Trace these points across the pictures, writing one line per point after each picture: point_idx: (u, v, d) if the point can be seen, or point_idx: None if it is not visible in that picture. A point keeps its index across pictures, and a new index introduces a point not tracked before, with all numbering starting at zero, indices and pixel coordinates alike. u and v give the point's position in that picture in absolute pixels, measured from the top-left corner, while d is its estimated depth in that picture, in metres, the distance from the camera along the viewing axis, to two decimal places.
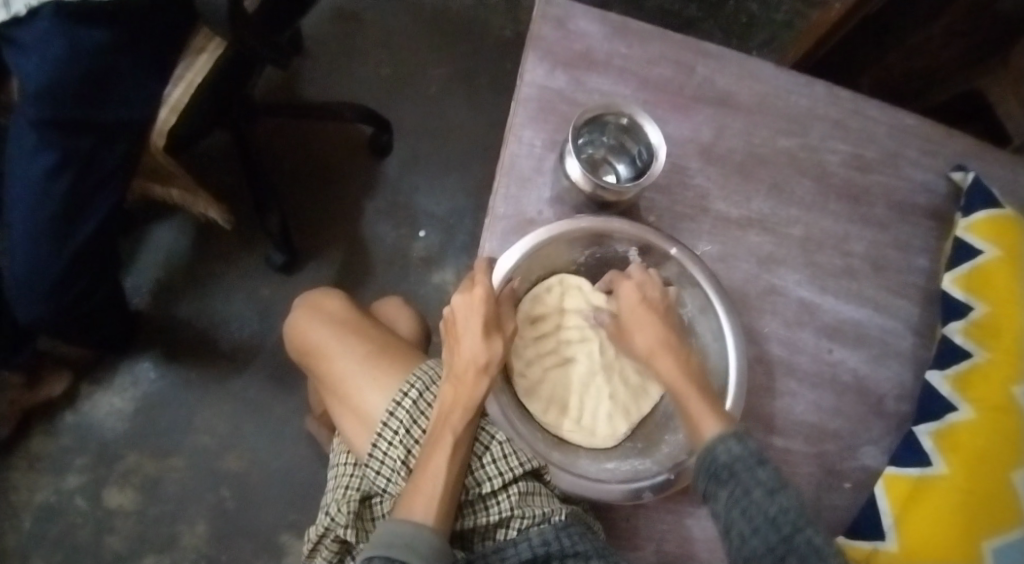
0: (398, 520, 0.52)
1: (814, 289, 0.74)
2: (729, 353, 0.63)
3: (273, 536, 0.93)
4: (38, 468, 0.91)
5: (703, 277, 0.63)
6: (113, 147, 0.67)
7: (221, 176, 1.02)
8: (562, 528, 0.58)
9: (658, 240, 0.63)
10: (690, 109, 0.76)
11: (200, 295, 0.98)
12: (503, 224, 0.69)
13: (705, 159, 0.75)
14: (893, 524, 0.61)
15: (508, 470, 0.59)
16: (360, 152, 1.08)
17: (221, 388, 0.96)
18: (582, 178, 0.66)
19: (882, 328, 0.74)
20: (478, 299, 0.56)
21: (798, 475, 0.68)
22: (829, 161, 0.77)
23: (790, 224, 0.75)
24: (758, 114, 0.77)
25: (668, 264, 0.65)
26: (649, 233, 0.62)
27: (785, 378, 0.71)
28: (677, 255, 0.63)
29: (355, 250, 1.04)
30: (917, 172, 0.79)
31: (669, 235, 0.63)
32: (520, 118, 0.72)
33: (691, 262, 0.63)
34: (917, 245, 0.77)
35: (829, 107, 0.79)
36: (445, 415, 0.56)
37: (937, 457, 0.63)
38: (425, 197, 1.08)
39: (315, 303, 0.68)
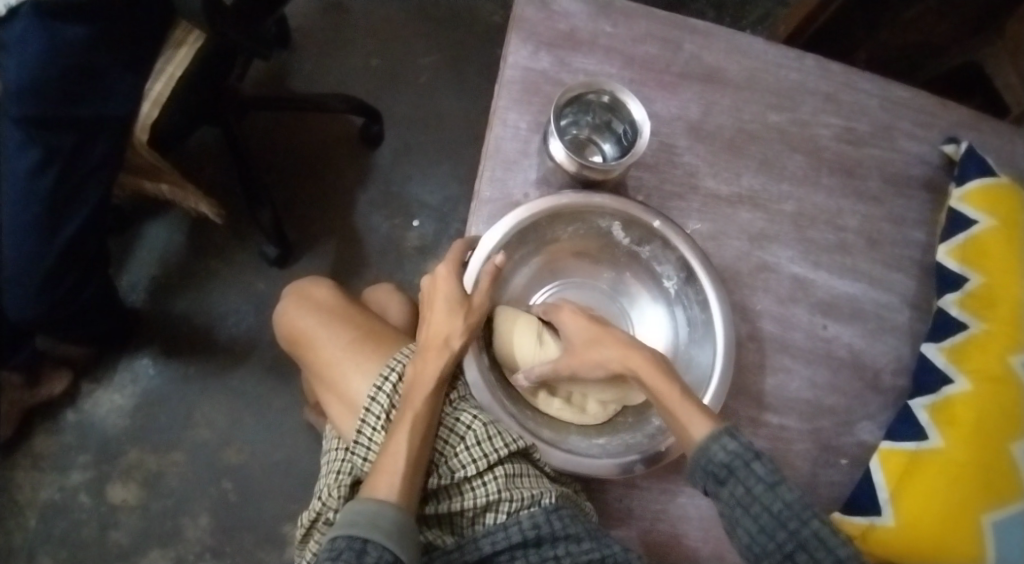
0: (361, 498, 0.52)
1: (807, 264, 0.73)
2: (716, 326, 0.62)
3: (275, 526, 0.93)
4: (42, 466, 0.92)
5: (690, 250, 0.63)
6: (97, 142, 0.67)
7: (213, 170, 1.03)
8: (553, 512, 0.57)
9: (640, 214, 0.62)
10: (678, 86, 0.75)
11: (194, 291, 0.99)
12: (490, 207, 0.69)
13: (694, 136, 0.74)
14: (888, 499, 0.61)
15: (493, 451, 0.57)
16: (351, 144, 1.08)
17: (220, 382, 0.97)
18: (565, 159, 0.66)
19: (878, 302, 0.73)
20: (443, 277, 0.59)
21: (793, 452, 0.68)
22: (820, 135, 0.76)
23: (782, 200, 0.74)
24: (747, 90, 0.76)
25: (653, 237, 0.64)
26: (631, 206, 0.62)
27: (779, 355, 0.70)
28: (661, 228, 0.63)
29: (349, 242, 1.04)
30: (911, 144, 0.78)
31: (651, 208, 0.62)
32: (504, 101, 0.72)
33: (675, 236, 0.63)
34: (912, 217, 0.76)
35: (820, 80, 0.78)
36: (411, 391, 0.57)
37: (933, 430, 0.62)
38: (417, 186, 1.08)
39: (303, 292, 0.68)
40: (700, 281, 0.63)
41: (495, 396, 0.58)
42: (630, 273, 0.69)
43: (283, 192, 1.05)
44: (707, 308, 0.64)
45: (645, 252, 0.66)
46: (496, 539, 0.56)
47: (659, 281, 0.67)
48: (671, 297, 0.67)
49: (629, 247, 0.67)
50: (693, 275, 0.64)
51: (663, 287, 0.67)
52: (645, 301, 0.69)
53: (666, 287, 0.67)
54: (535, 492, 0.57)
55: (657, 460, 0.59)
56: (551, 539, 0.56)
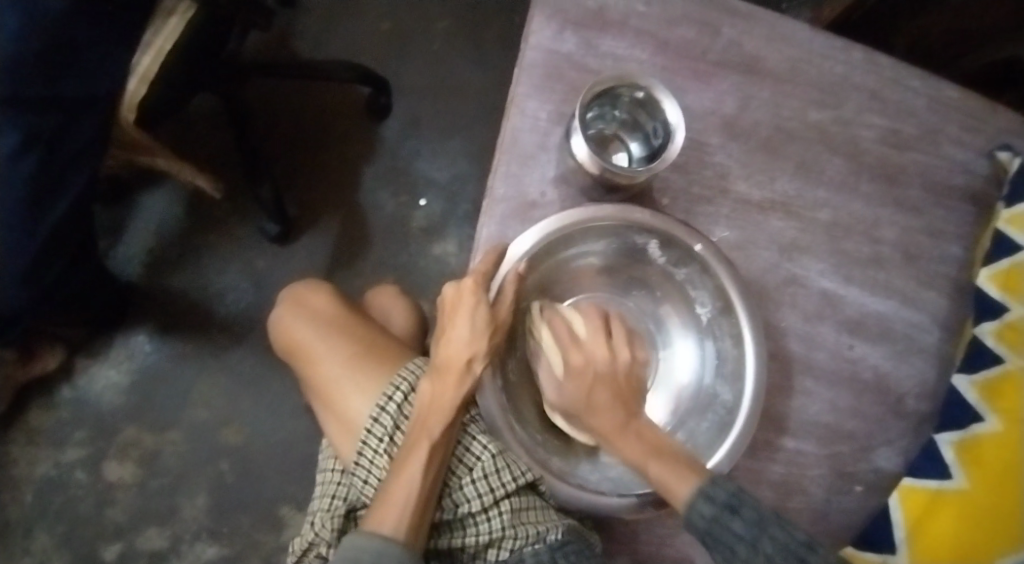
0: (367, 532, 0.50)
1: (839, 279, 0.68)
2: (749, 361, 0.59)
3: (273, 507, 0.92)
4: (37, 441, 0.90)
5: (729, 279, 0.58)
6: (80, 122, 0.62)
7: (211, 134, 0.97)
8: (557, 549, 0.54)
9: (680, 234, 0.57)
10: (713, 76, 0.69)
11: (192, 264, 0.95)
12: (503, 207, 0.64)
13: (728, 134, 0.68)
14: (905, 538, 0.60)
15: (499, 486, 0.54)
16: (359, 112, 1.02)
17: (218, 360, 0.94)
18: (588, 159, 0.61)
19: (908, 322, 0.69)
20: (467, 291, 0.54)
21: (809, 478, 0.65)
22: (863, 137, 0.70)
23: (817, 208, 0.69)
24: (788, 83, 0.70)
25: (690, 260, 0.59)
26: (674, 227, 0.57)
27: (802, 376, 0.67)
28: (702, 253, 0.58)
29: (353, 217, 0.99)
30: (959, 150, 0.72)
31: (695, 232, 0.57)
32: (524, 88, 0.66)
33: (714, 260, 0.58)
34: (952, 232, 0.71)
35: (867, 75, 0.71)
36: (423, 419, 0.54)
37: (958, 470, 0.61)
38: (426, 158, 1.02)
39: (299, 298, 0.64)
40: (738, 316, 0.59)
41: (507, 424, 0.52)
42: (662, 294, 0.63)
43: (287, 160, 1.00)
44: (740, 343, 0.59)
45: (681, 274, 0.61)
46: None
47: (692, 307, 0.62)
48: (703, 327, 0.62)
49: (662, 268, 0.62)
50: (728, 307, 0.60)
51: (694, 314, 0.62)
52: (675, 325, 0.64)
53: (698, 315, 0.62)
54: (540, 528, 0.54)
55: (654, 506, 0.55)
56: None
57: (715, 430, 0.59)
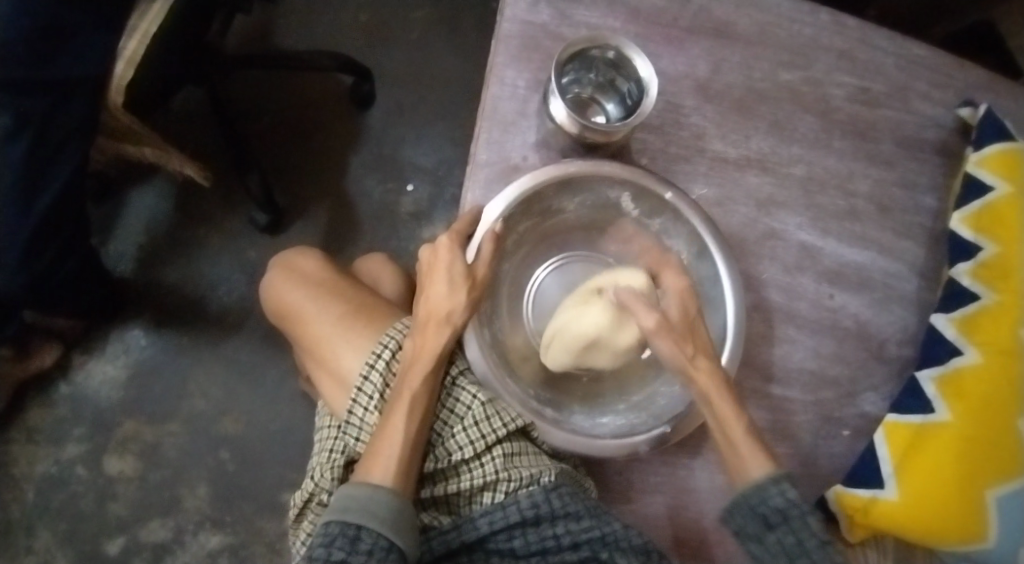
0: (355, 483, 0.51)
1: (816, 231, 0.71)
2: (728, 303, 0.61)
3: (275, 495, 0.92)
4: (36, 439, 0.91)
5: (701, 222, 0.61)
6: (70, 102, 0.63)
7: (196, 130, 1.00)
8: (552, 490, 0.56)
9: (653, 185, 0.60)
10: (685, 41, 0.72)
11: (186, 258, 0.97)
12: (487, 171, 0.67)
13: (702, 96, 0.71)
14: (892, 473, 0.61)
15: (491, 432, 0.56)
16: (341, 100, 1.04)
17: (214, 352, 0.95)
18: (567, 120, 0.64)
19: (886, 271, 0.72)
20: (444, 248, 0.57)
21: (797, 423, 0.67)
22: (834, 95, 0.73)
23: (792, 164, 0.71)
24: (758, 46, 0.73)
25: (664, 209, 0.62)
26: (643, 176, 0.59)
27: (783, 325, 0.69)
28: (673, 201, 0.60)
29: (341, 208, 1.01)
30: (927, 106, 0.75)
31: (665, 180, 0.60)
32: (501, 58, 0.69)
33: (686, 208, 0.60)
34: (926, 182, 0.74)
35: (835, 36, 0.74)
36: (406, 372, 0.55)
37: (940, 403, 0.61)
38: (412, 147, 1.04)
39: (291, 265, 0.67)
40: (713, 257, 0.62)
41: (500, 377, 0.56)
42: None
43: (271, 155, 1.02)
44: (718, 284, 0.62)
45: (655, 225, 0.64)
46: (494, 519, 0.55)
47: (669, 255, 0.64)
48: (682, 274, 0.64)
49: (636, 220, 0.64)
50: (704, 250, 0.62)
51: None
52: None
53: (676, 261, 0.64)
54: (534, 471, 0.56)
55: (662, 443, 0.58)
56: (549, 519, 0.55)
57: None
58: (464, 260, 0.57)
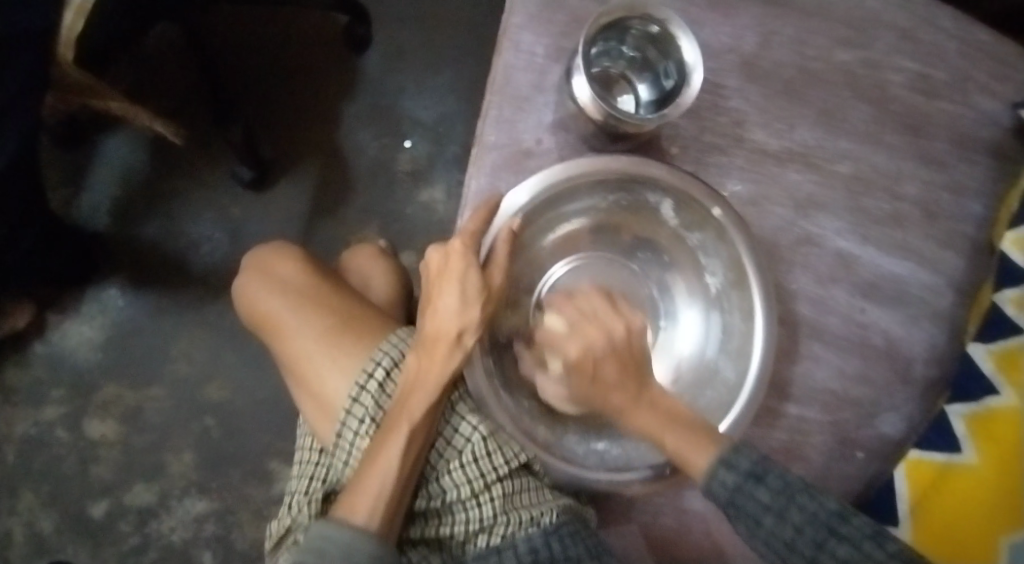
0: (337, 519, 0.48)
1: (855, 239, 0.64)
2: (757, 333, 0.55)
3: (261, 462, 0.89)
4: (14, 401, 0.87)
5: (745, 244, 0.54)
6: (13, 66, 0.54)
7: (178, 65, 0.91)
8: (553, 533, 0.53)
9: (703, 197, 0.53)
10: (735, 8, 0.62)
11: (164, 213, 0.90)
12: (494, 155, 0.60)
13: (746, 75, 0.62)
14: (908, 511, 0.59)
15: (491, 470, 0.52)
16: (336, 42, 0.95)
17: (197, 316, 0.90)
18: (592, 105, 0.57)
19: (924, 285, 0.65)
20: (456, 254, 0.52)
21: (810, 444, 0.64)
22: (892, 81, 0.64)
23: (837, 160, 0.64)
24: (813, 18, 0.63)
25: (706, 225, 0.56)
26: (695, 185, 0.53)
27: (810, 341, 0.63)
28: (720, 217, 0.54)
29: (330, 163, 0.93)
30: (985, 100, 0.65)
31: (716, 194, 0.53)
32: (518, 18, 0.62)
33: (733, 227, 0.54)
34: (975, 188, 0.65)
35: (899, 11, 0.64)
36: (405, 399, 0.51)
37: (967, 444, 0.58)
38: (410, 99, 0.95)
39: (264, 264, 0.60)
40: (749, 286, 0.56)
41: (494, 392, 0.52)
42: (669, 256, 0.60)
43: (259, 101, 0.93)
44: (750, 318, 0.56)
45: (693, 239, 0.58)
46: None
47: (701, 274, 0.59)
48: (710, 298, 0.59)
49: (674, 230, 0.59)
50: (740, 271, 0.56)
51: (703, 281, 0.59)
52: (680, 289, 0.61)
53: (707, 283, 0.59)
54: (535, 512, 0.53)
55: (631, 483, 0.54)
56: None
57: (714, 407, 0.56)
58: (478, 267, 0.52)
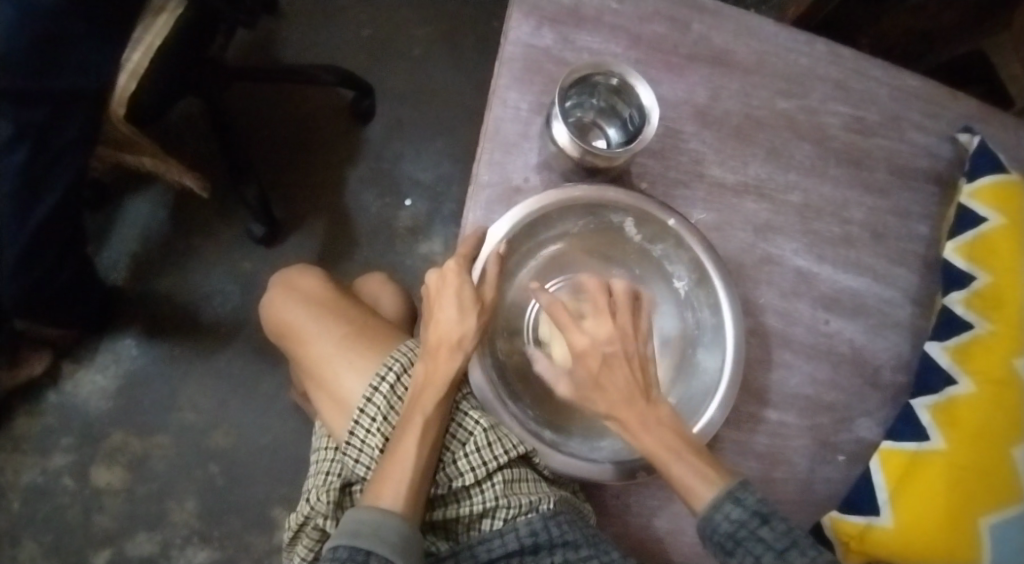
0: (365, 506, 0.51)
1: (811, 257, 0.71)
2: (727, 329, 0.63)
3: (264, 509, 0.92)
4: (23, 449, 0.90)
5: (702, 249, 0.63)
6: (72, 113, 0.62)
7: (195, 142, 1.00)
8: (551, 518, 0.56)
9: (655, 211, 0.63)
10: (686, 69, 0.73)
11: (179, 271, 0.96)
12: (488, 192, 0.67)
13: (701, 121, 0.72)
14: (887, 500, 0.62)
15: (492, 459, 0.56)
16: (343, 117, 1.05)
17: (206, 363, 0.94)
18: (570, 144, 0.64)
19: (880, 298, 0.72)
20: (451, 274, 0.57)
21: (792, 447, 0.67)
22: (829, 124, 0.74)
23: (789, 190, 0.72)
24: (756, 74, 0.74)
25: (666, 235, 0.65)
26: (647, 202, 0.62)
27: (780, 350, 0.69)
28: (674, 226, 0.63)
29: (338, 221, 1.01)
30: (920, 135, 0.76)
31: (667, 206, 0.62)
32: (505, 79, 0.69)
33: (690, 234, 0.63)
34: (917, 211, 0.75)
35: (830, 66, 0.76)
36: (416, 396, 0.55)
37: (936, 432, 0.62)
38: (409, 163, 1.05)
39: (291, 282, 0.66)
40: (713, 283, 0.64)
41: (498, 397, 0.57)
42: (641, 271, 0.67)
43: (270, 166, 1.02)
44: (718, 312, 0.64)
45: (658, 251, 0.66)
46: (492, 546, 0.55)
47: (670, 282, 0.67)
48: (681, 300, 0.67)
49: (640, 245, 0.66)
50: (705, 276, 0.64)
51: (672, 288, 0.67)
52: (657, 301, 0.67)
53: (676, 288, 0.66)
54: (533, 498, 0.57)
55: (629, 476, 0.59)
56: (548, 547, 0.55)
57: (696, 400, 0.63)
58: (472, 284, 0.56)
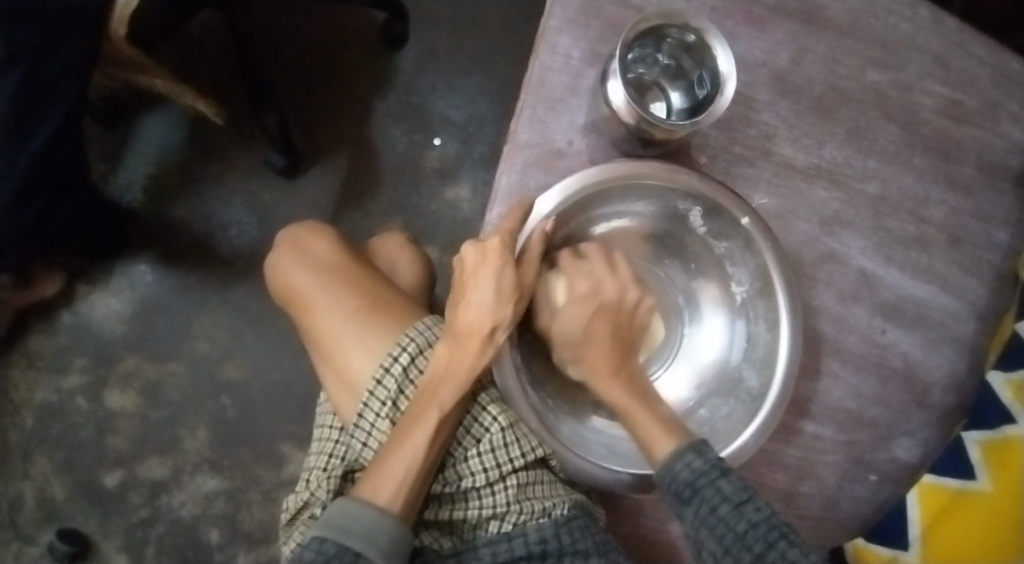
0: (361, 502, 0.49)
1: (879, 258, 0.64)
2: (782, 346, 0.55)
3: (273, 445, 0.94)
4: (36, 367, 0.93)
5: (772, 257, 0.55)
6: (75, 37, 0.56)
7: (216, 51, 0.98)
8: (563, 524, 0.54)
9: (730, 204, 0.54)
10: (767, 23, 0.63)
11: (194, 197, 0.96)
12: (526, 153, 0.60)
13: (777, 89, 0.62)
14: (919, 536, 0.58)
15: (507, 461, 0.53)
16: (370, 39, 1.01)
17: (221, 297, 0.95)
18: (626, 108, 0.56)
19: (946, 310, 0.65)
20: (492, 251, 0.53)
21: (822, 463, 0.63)
22: (921, 105, 0.64)
23: (865, 179, 0.64)
24: (847, 36, 0.64)
25: (734, 233, 0.57)
26: (722, 195, 0.54)
27: (830, 358, 0.63)
28: (748, 226, 0.55)
29: (360, 159, 0.98)
30: (1016, 130, 0.66)
31: (744, 203, 0.54)
32: (557, 22, 0.61)
33: (760, 234, 0.55)
34: (1003, 216, 0.66)
35: (936, 34, 0.65)
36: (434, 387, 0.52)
37: (983, 472, 0.57)
38: (442, 99, 1.01)
39: (299, 243, 0.62)
40: (774, 294, 0.56)
41: (518, 384, 0.52)
42: (700, 266, 0.61)
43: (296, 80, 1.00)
44: (775, 329, 0.57)
45: (721, 248, 0.59)
46: (498, 550, 0.53)
47: (727, 283, 0.60)
48: (736, 306, 0.60)
49: (702, 238, 0.60)
50: (767, 285, 0.57)
51: (730, 293, 0.60)
52: (707, 296, 0.61)
53: (733, 293, 0.60)
54: (547, 503, 0.55)
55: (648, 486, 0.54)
56: (556, 556, 0.53)
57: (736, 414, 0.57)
58: (513, 265, 0.53)
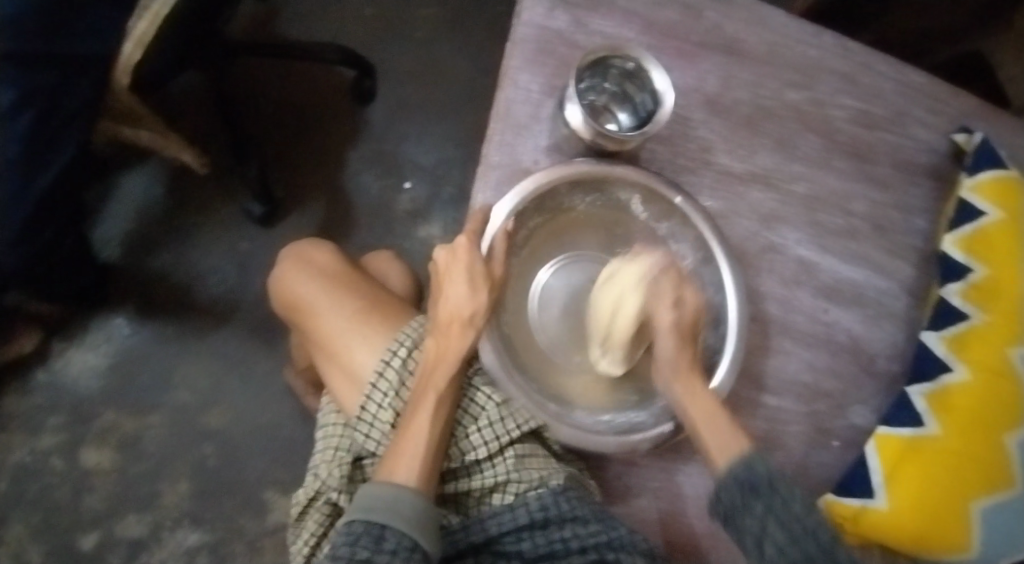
0: (380, 482, 0.52)
1: (813, 248, 0.73)
2: (731, 310, 0.63)
3: (256, 492, 1.00)
4: (11, 428, 0.97)
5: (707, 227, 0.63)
6: (83, 81, 0.61)
7: (195, 112, 1.08)
8: (560, 493, 0.57)
9: (663, 187, 0.62)
10: (697, 56, 0.73)
11: (178, 249, 1.04)
12: (498, 172, 0.66)
13: (710, 110, 0.72)
14: (882, 483, 0.63)
15: (504, 434, 0.58)
16: (346, 95, 1.13)
17: (199, 343, 1.03)
18: (582, 124, 0.63)
19: (878, 289, 0.74)
20: (461, 249, 0.55)
21: (789, 434, 0.69)
22: (835, 117, 0.76)
23: (794, 181, 0.73)
24: (767, 63, 0.75)
25: (672, 213, 0.63)
26: (654, 179, 0.61)
27: (780, 337, 0.70)
28: (682, 205, 0.63)
29: (337, 205, 1.09)
30: (925, 132, 0.78)
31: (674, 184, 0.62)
32: (516, 60, 0.69)
33: (693, 211, 0.63)
34: (916, 205, 0.77)
35: (837, 60, 0.77)
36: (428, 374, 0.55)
37: (930, 417, 0.64)
38: (413, 144, 1.13)
39: (303, 255, 0.68)
40: (718, 263, 0.64)
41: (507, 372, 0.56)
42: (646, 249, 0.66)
43: (269, 135, 1.10)
44: (721, 292, 0.64)
45: (663, 230, 0.64)
46: (503, 520, 0.58)
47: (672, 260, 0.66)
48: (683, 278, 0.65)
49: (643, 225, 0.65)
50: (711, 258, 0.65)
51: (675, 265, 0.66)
52: None
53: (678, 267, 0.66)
54: (543, 474, 0.58)
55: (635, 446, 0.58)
56: (557, 522, 0.57)
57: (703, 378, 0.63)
58: (481, 260, 0.55)
